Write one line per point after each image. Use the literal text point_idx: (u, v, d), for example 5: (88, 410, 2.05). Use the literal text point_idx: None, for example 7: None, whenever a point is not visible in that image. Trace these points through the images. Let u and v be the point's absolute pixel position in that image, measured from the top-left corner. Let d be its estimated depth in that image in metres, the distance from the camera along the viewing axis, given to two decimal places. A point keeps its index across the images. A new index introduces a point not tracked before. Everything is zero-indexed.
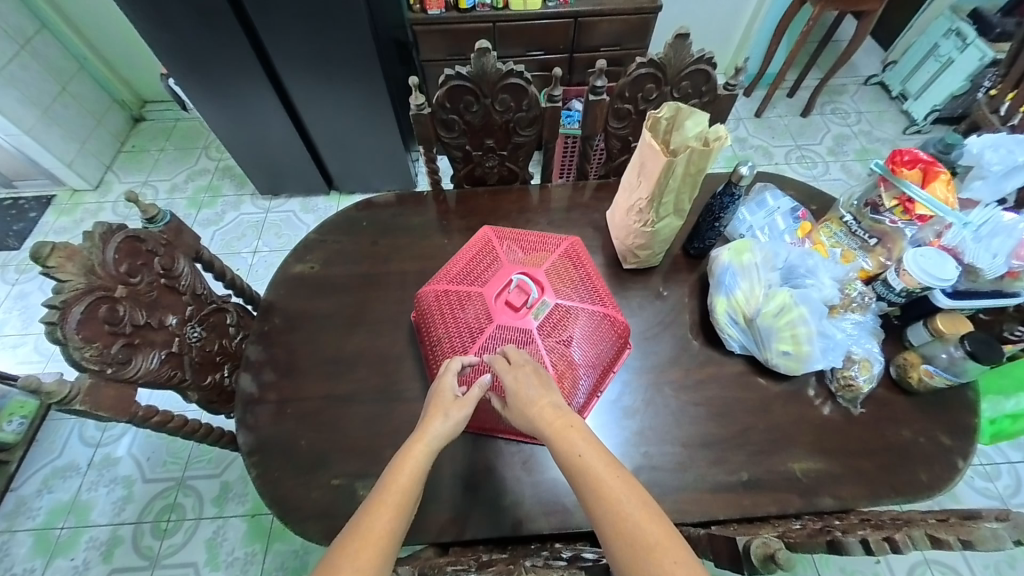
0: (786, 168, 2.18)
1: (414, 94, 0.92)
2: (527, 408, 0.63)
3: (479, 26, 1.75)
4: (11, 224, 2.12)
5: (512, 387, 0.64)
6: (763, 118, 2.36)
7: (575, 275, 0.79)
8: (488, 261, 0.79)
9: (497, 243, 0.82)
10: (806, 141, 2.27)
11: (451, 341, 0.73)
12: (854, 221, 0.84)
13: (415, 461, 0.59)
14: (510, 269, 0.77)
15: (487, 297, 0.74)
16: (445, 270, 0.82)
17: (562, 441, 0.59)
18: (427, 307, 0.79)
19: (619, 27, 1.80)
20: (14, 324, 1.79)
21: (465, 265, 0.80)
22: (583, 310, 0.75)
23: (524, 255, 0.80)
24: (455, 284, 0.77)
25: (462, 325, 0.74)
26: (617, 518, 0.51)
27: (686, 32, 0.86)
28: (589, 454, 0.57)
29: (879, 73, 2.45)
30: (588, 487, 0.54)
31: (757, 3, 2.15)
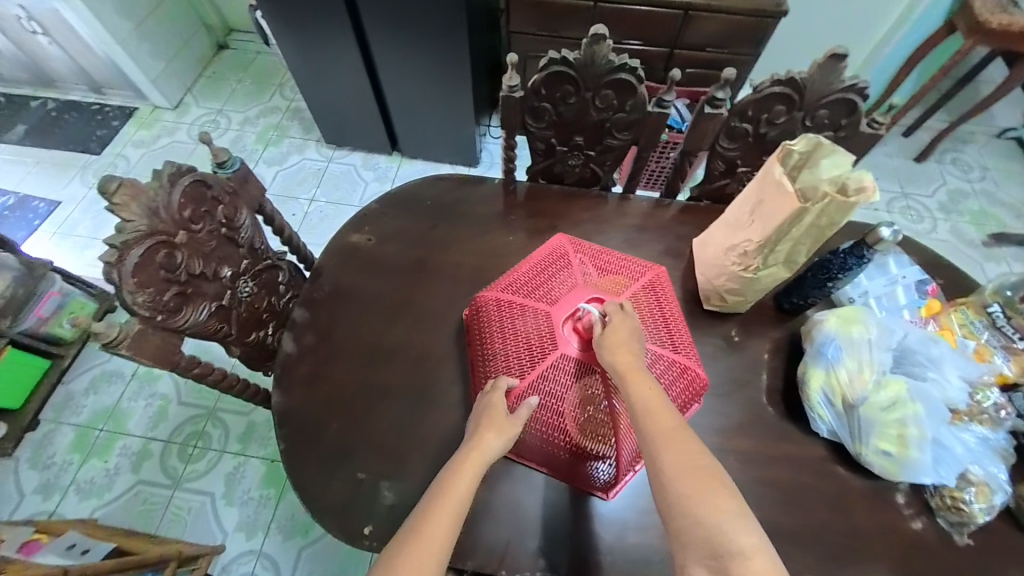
0: (885, 218, 1.94)
1: (509, 74, 0.82)
2: (620, 347, 0.59)
3: (579, 3, 1.61)
4: (95, 129, 2.21)
5: (618, 329, 0.61)
6: (869, 155, 2.11)
7: (659, 310, 0.71)
8: (560, 277, 0.71)
9: (576, 257, 0.74)
10: (915, 190, 2.02)
11: (506, 356, 0.66)
12: (1002, 315, 0.73)
13: (469, 476, 0.54)
14: (586, 291, 0.69)
15: (554, 318, 0.66)
16: (510, 275, 0.75)
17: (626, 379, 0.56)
18: (483, 313, 0.72)
19: (733, 28, 1.62)
20: (86, 227, 1.89)
21: (532, 274, 0.73)
22: (659, 351, 0.66)
23: (601, 278, 0.72)
24: (519, 295, 0.70)
25: (521, 343, 0.66)
26: (668, 444, 0.49)
27: (843, 53, 0.72)
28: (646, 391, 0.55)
29: (1019, 126, 2.13)
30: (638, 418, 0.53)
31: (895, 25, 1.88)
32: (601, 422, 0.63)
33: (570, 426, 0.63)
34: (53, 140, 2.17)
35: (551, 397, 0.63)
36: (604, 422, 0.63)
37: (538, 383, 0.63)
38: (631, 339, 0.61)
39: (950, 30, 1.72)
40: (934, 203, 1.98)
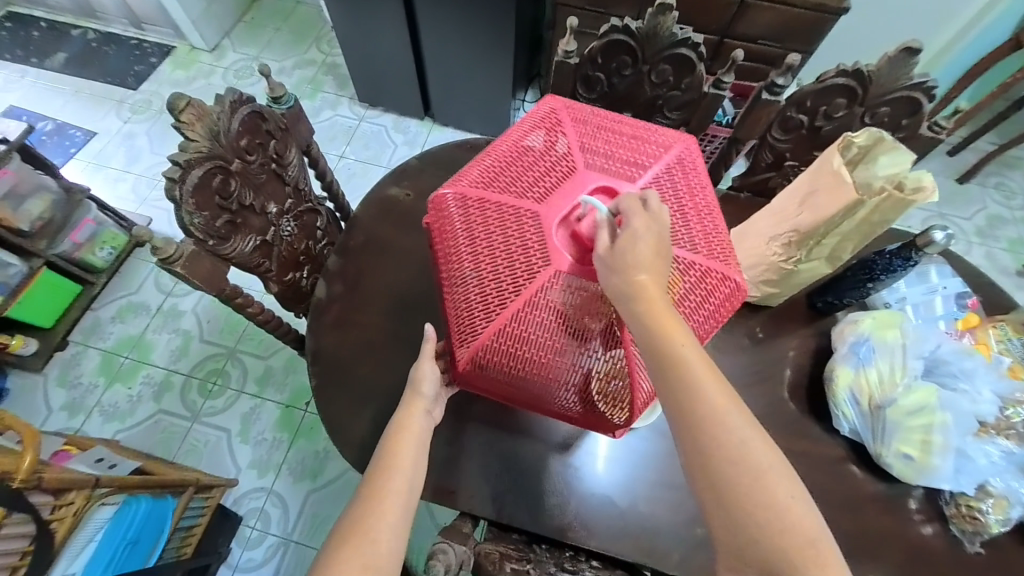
0: None
1: (564, 38, 0.79)
2: (637, 262, 0.53)
3: None
4: (133, 65, 2.21)
5: (635, 232, 0.54)
6: None
7: (685, 199, 0.63)
8: (552, 169, 0.62)
9: (573, 138, 0.64)
10: (954, 211, 1.96)
11: (492, 272, 0.59)
12: None
13: (414, 427, 0.59)
14: (589, 183, 0.60)
15: (550, 219, 0.58)
16: (486, 171, 0.65)
17: (664, 335, 0.52)
18: (455, 227, 0.62)
19: (790, 20, 1.54)
20: (120, 160, 1.92)
21: (520, 170, 0.63)
22: (683, 252, 0.60)
23: (606, 163, 0.63)
24: (506, 195, 0.61)
25: (509, 264, 0.58)
26: (732, 438, 0.48)
27: (918, 47, 0.68)
28: (695, 360, 0.51)
29: None
30: (692, 398, 0.50)
31: None
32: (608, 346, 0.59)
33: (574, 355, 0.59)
34: (92, 71, 2.18)
35: (545, 316, 0.57)
36: (614, 345, 0.59)
37: (532, 302, 0.57)
38: (644, 244, 0.54)
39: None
40: (972, 227, 1.93)
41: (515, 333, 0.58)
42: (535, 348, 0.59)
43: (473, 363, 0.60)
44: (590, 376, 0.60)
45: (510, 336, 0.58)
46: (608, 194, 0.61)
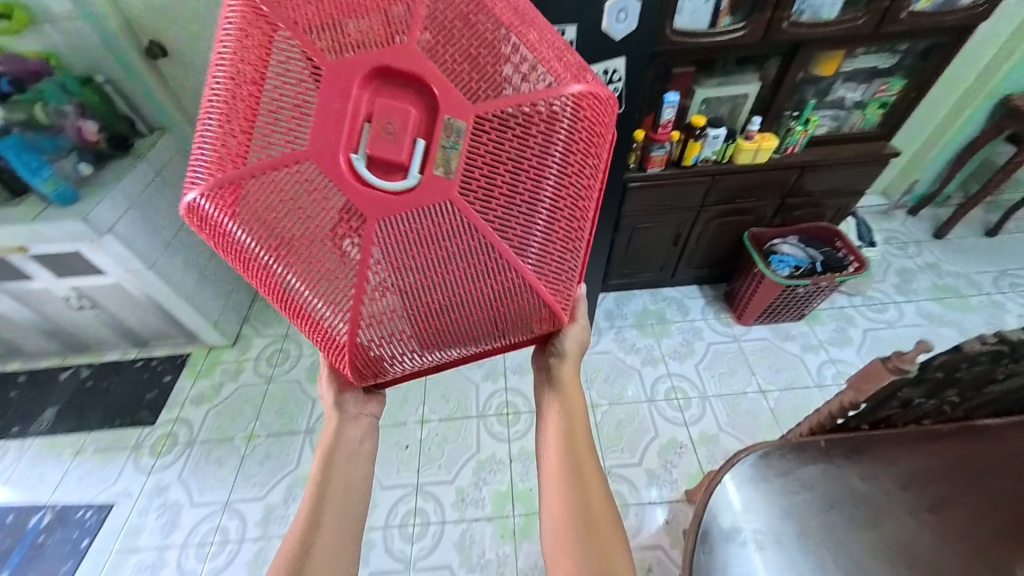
0: (1004, 303, 2.12)
1: (907, 353, 0.68)
2: (517, 155, 0.55)
3: (698, 179, 1.52)
4: (142, 393, 1.77)
5: (526, 128, 0.55)
6: (945, 238, 2.36)
7: (477, 49, 0.54)
8: (305, 94, 0.52)
9: (306, 30, 0.51)
10: (1009, 265, 2.25)
11: (343, 259, 0.55)
12: None
13: (327, 529, 0.70)
14: (355, 73, 0.51)
15: (357, 172, 0.52)
16: (246, 135, 0.54)
17: (566, 401, 0.81)
18: (235, 243, 0.59)
19: (849, 172, 1.61)
20: (151, 534, 1.47)
21: (317, 119, 0.52)
22: (483, 60, 0.54)
23: (384, 25, 0.52)
24: (302, 187, 0.53)
25: (307, 258, 0.56)
26: (591, 497, 0.70)
27: None
28: (577, 413, 0.80)
29: None
30: (570, 453, 0.74)
31: (941, 129, 2.10)
32: (460, 305, 0.59)
33: (418, 319, 0.59)
34: (94, 417, 1.71)
35: (444, 292, 0.58)
36: (455, 257, 0.56)
37: (419, 285, 0.57)
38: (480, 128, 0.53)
39: (997, 132, 1.95)
40: None
41: (346, 330, 0.59)
42: (394, 325, 0.59)
43: (381, 361, 0.64)
44: (499, 313, 0.62)
45: (398, 345, 0.62)
46: (417, 80, 0.51)
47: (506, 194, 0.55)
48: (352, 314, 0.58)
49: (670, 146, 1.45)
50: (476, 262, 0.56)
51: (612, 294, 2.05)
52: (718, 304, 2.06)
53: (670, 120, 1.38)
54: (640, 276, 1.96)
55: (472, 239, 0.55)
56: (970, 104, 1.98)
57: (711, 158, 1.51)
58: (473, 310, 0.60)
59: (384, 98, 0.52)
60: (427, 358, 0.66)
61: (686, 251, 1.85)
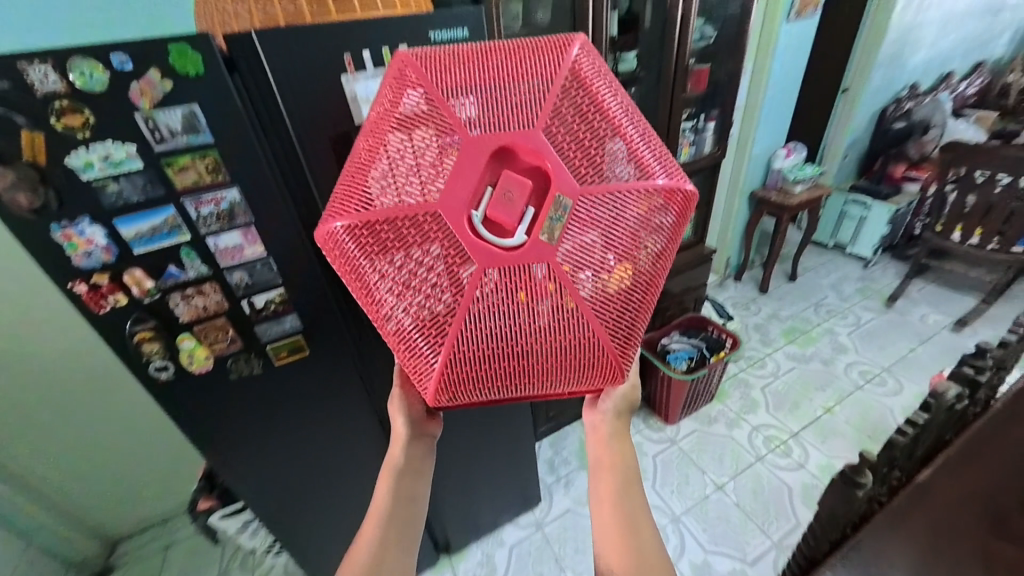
0: (834, 327, 2.60)
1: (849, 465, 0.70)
2: (610, 236, 0.59)
3: None
4: None
5: (620, 218, 0.59)
6: (768, 291, 2.92)
7: (586, 136, 0.58)
8: (443, 157, 0.56)
9: (453, 105, 0.56)
10: (818, 298, 2.84)
11: (447, 308, 0.58)
12: None
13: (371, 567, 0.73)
14: (482, 153, 0.55)
15: (474, 235, 0.56)
16: (385, 178, 0.58)
17: (614, 441, 0.86)
18: (348, 266, 0.62)
19: (690, 273, 1.94)
20: None
21: (448, 173, 0.56)
22: (594, 144, 0.58)
23: (523, 99, 0.56)
24: (422, 234, 0.56)
25: (412, 295, 0.59)
26: (639, 525, 0.75)
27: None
28: (624, 450, 0.85)
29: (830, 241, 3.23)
30: (620, 489, 0.80)
31: (726, 220, 2.75)
32: (537, 359, 0.62)
33: (502, 363, 0.61)
34: None
35: (529, 349, 0.60)
36: (544, 309, 0.58)
37: (508, 340, 0.59)
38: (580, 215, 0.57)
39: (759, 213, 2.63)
40: (837, 299, 2.82)
41: (431, 361, 0.61)
42: (477, 364, 0.61)
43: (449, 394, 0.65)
44: (570, 372, 0.64)
45: (469, 383, 0.63)
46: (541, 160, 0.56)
47: (596, 265, 0.59)
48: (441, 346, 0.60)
49: None
50: (566, 322, 0.59)
51: (547, 439, 1.97)
52: (644, 412, 2.11)
53: None
54: (566, 413, 1.95)
55: (560, 301, 0.58)
56: (734, 201, 2.65)
57: None
58: (546, 366, 0.63)
59: (509, 167, 0.57)
60: (501, 393, 0.67)
61: None
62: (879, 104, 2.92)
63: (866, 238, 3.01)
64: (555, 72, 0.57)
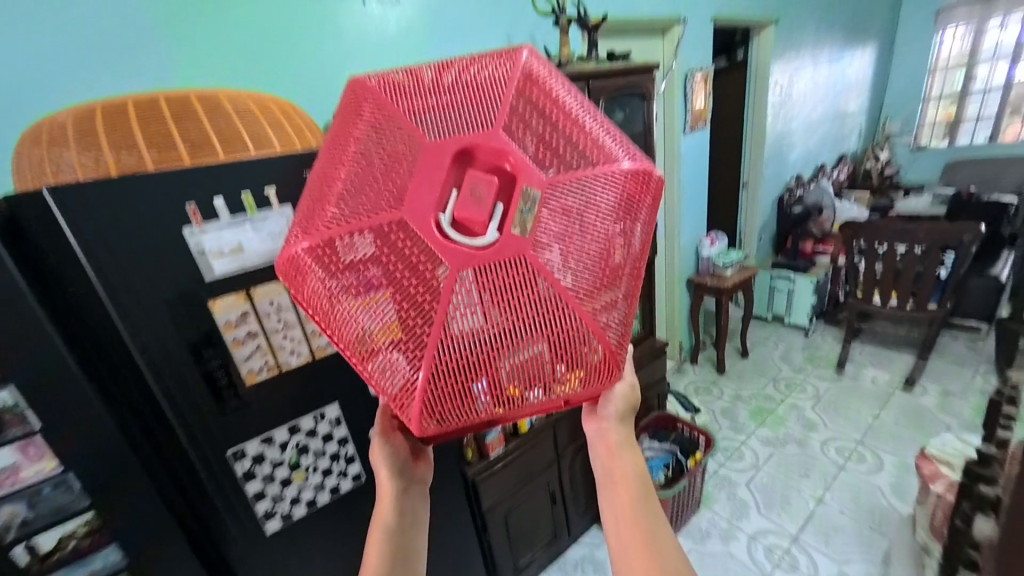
0: (797, 401, 2.55)
1: None
2: (616, 242, 0.46)
3: (542, 438, 1.53)
4: None
5: (620, 215, 0.46)
6: (725, 371, 2.89)
7: (564, 130, 0.44)
8: (393, 154, 0.41)
9: (397, 94, 0.42)
10: (774, 372, 2.83)
11: (434, 358, 0.41)
12: (944, 451, 1.37)
13: None
14: (441, 149, 0.39)
15: (453, 254, 0.39)
16: (320, 207, 0.43)
17: (617, 447, 0.77)
18: (300, 299, 0.47)
19: (646, 370, 1.90)
20: None
21: (401, 181, 0.40)
22: (576, 135, 0.45)
23: (476, 91, 0.42)
24: (385, 266, 0.40)
25: (377, 327, 0.43)
26: (661, 537, 0.66)
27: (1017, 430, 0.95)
28: (627, 458, 0.77)
29: (768, 314, 3.40)
30: (632, 504, 0.70)
31: (670, 307, 2.83)
32: (560, 399, 0.48)
33: (520, 412, 0.46)
34: None
35: (550, 391, 0.46)
36: (547, 324, 0.42)
37: (525, 387, 0.44)
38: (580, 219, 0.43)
39: (700, 297, 2.74)
40: (791, 371, 2.82)
41: (411, 409, 0.44)
42: (483, 419, 0.46)
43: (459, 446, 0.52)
44: (592, 395, 0.52)
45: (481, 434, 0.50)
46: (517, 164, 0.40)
47: (607, 277, 0.45)
48: (420, 389, 0.42)
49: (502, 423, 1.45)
50: (588, 351, 0.45)
51: None
52: None
53: None
54: (537, 558, 1.63)
55: (576, 326, 0.44)
56: (674, 288, 2.75)
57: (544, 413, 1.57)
58: (573, 399, 0.49)
59: (479, 168, 0.41)
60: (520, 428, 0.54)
61: (568, 503, 1.70)
62: (774, 192, 3.34)
63: (799, 309, 3.17)
64: (513, 66, 0.44)
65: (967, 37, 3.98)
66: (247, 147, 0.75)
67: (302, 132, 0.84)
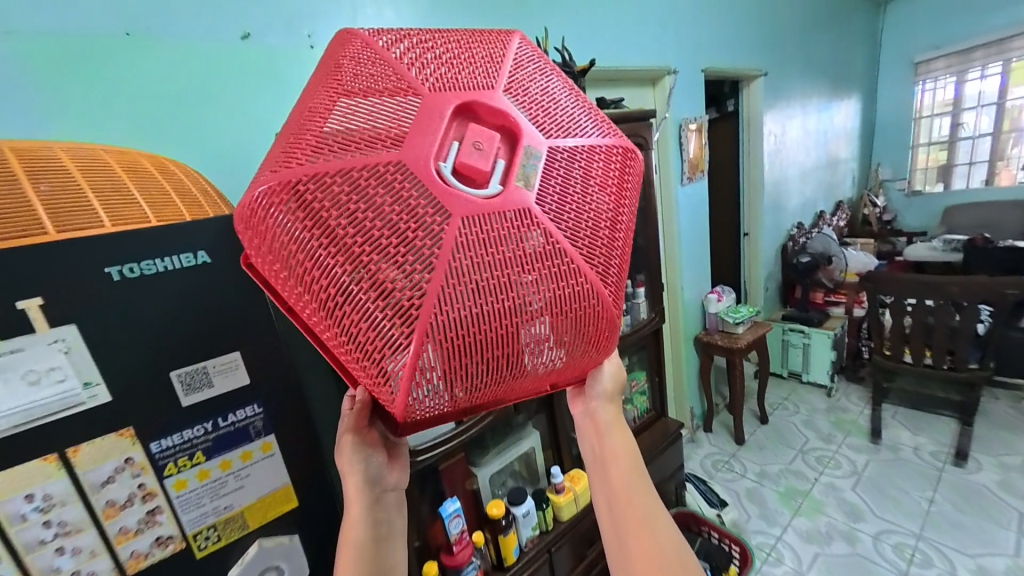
0: (832, 480, 2.18)
1: None
2: (590, 199, 0.49)
3: (534, 566, 1.19)
4: None
5: (594, 180, 0.50)
6: (744, 442, 2.53)
7: (547, 103, 0.50)
8: (397, 112, 0.44)
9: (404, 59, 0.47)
10: (799, 442, 2.47)
11: (416, 279, 0.41)
12: None
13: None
14: (445, 102, 0.44)
15: (440, 181, 0.42)
16: (309, 138, 0.44)
17: (607, 432, 0.67)
18: (276, 244, 0.44)
19: (659, 458, 1.58)
20: None
21: (393, 118, 0.43)
22: (557, 109, 0.51)
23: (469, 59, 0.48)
24: (366, 184, 0.41)
25: (367, 270, 0.41)
26: (651, 532, 0.61)
27: None
28: (616, 444, 0.68)
29: (783, 371, 3.10)
30: (623, 501, 0.64)
31: (676, 370, 2.54)
32: (537, 347, 0.47)
33: (499, 357, 0.45)
34: None
35: (533, 332, 0.46)
36: (540, 269, 0.44)
37: (507, 324, 0.44)
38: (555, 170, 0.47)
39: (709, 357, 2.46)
40: (819, 441, 2.46)
41: (402, 356, 0.42)
42: (464, 361, 0.43)
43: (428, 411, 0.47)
44: (570, 356, 0.51)
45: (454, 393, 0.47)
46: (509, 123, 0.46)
47: (585, 225, 0.48)
48: (415, 329, 0.41)
49: (479, 552, 1.14)
50: (564, 292, 0.46)
51: None
52: None
53: (463, 529, 1.09)
54: None
55: (556, 262, 0.45)
56: (679, 348, 2.47)
57: (536, 531, 1.25)
58: (549, 353, 0.48)
59: (470, 119, 0.45)
60: (491, 395, 0.51)
61: None
62: (776, 241, 3.17)
63: (817, 366, 2.88)
64: (506, 50, 0.51)
65: (949, 87, 4.02)
66: (43, 228, 0.49)
67: (159, 193, 0.60)
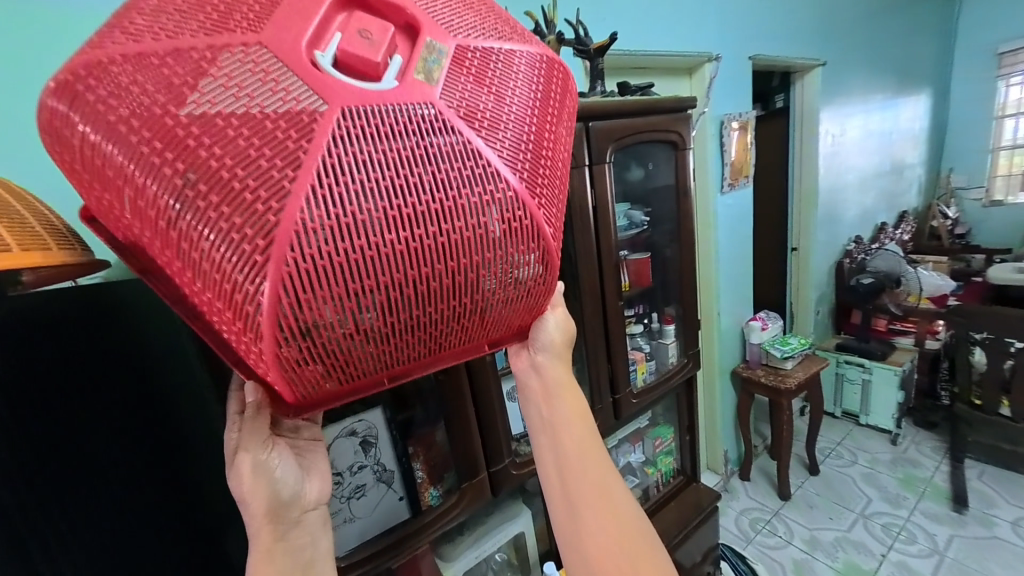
0: (904, 557, 1.77)
1: None
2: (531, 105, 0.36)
3: None
4: None
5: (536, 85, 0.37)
6: (790, 497, 2.13)
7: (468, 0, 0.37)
8: None
9: None
10: (860, 502, 2.06)
11: (275, 192, 0.27)
12: None
13: None
14: None
15: (314, 70, 0.29)
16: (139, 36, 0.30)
17: (558, 395, 0.57)
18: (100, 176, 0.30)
19: (690, 538, 1.26)
20: None
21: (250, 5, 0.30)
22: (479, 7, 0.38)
23: None
24: (210, 83, 0.28)
25: (201, 173, 0.27)
26: (615, 513, 0.52)
27: None
28: (566, 409, 0.57)
29: (836, 409, 2.67)
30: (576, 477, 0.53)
31: (708, 407, 2.19)
32: (469, 288, 0.33)
33: (410, 297, 0.31)
34: None
35: (465, 264, 0.32)
36: (461, 174, 0.31)
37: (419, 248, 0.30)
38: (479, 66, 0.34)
39: (749, 396, 2.10)
40: (885, 502, 2.04)
41: (258, 298, 0.28)
42: (356, 306, 0.30)
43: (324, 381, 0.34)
44: (518, 300, 0.38)
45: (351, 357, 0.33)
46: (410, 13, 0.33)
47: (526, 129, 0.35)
48: (271, 257, 0.27)
49: None
50: (503, 212, 0.33)
51: None
52: None
53: None
54: None
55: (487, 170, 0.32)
56: (713, 382, 2.12)
57: None
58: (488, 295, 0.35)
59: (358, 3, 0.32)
60: (413, 359, 0.37)
61: None
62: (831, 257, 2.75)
63: (879, 407, 2.45)
64: None
65: None
66: None
67: None
